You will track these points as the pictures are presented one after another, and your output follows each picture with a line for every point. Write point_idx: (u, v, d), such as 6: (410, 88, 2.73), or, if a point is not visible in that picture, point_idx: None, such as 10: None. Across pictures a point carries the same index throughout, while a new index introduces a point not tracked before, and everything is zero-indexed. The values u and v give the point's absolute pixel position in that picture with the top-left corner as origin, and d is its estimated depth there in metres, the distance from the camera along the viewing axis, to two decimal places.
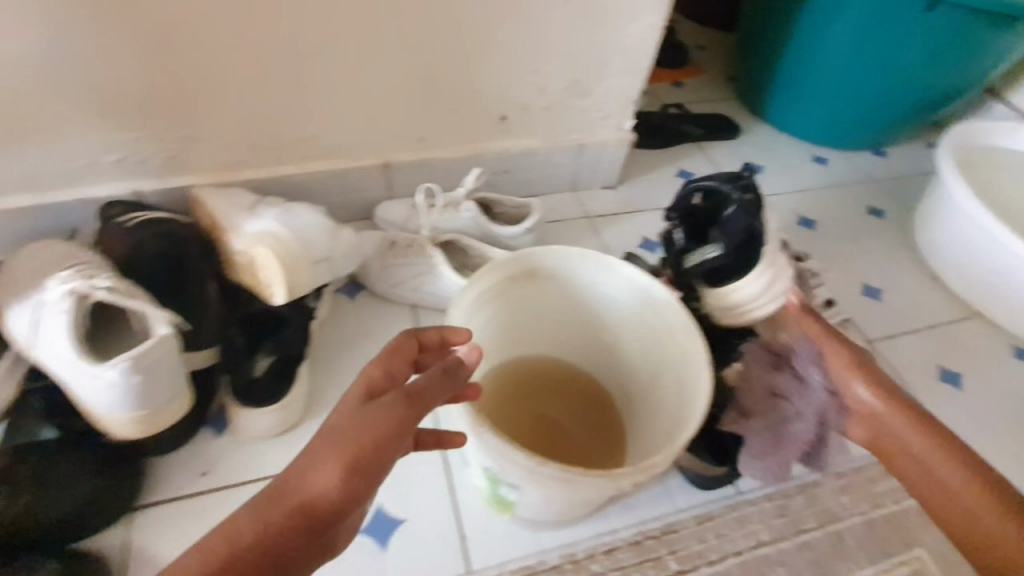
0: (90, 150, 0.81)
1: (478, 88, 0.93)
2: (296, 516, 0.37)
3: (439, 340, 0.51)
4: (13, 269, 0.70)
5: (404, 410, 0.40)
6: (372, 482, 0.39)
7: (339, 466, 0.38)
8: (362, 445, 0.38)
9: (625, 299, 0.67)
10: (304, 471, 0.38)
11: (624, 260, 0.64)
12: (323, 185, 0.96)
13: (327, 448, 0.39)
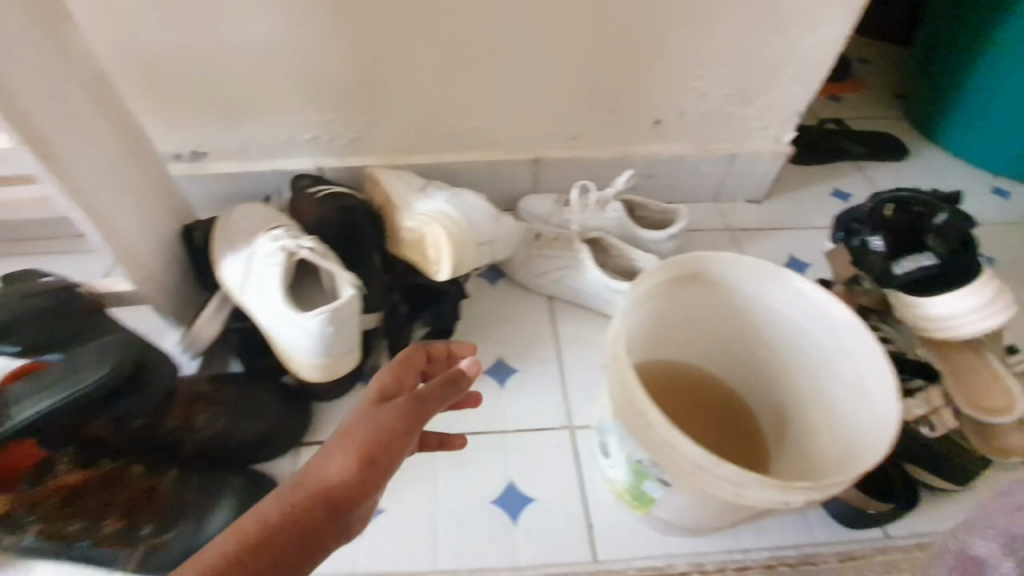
0: (291, 128, 0.93)
1: (639, 91, 0.94)
2: (316, 494, 0.39)
3: (444, 354, 0.58)
4: (226, 223, 0.81)
5: (415, 407, 0.44)
6: (382, 472, 0.42)
7: (357, 449, 0.41)
8: (380, 432, 0.42)
9: (795, 315, 0.65)
10: (328, 454, 0.41)
11: (804, 276, 0.63)
12: (477, 175, 1.02)
13: (344, 440, 0.42)
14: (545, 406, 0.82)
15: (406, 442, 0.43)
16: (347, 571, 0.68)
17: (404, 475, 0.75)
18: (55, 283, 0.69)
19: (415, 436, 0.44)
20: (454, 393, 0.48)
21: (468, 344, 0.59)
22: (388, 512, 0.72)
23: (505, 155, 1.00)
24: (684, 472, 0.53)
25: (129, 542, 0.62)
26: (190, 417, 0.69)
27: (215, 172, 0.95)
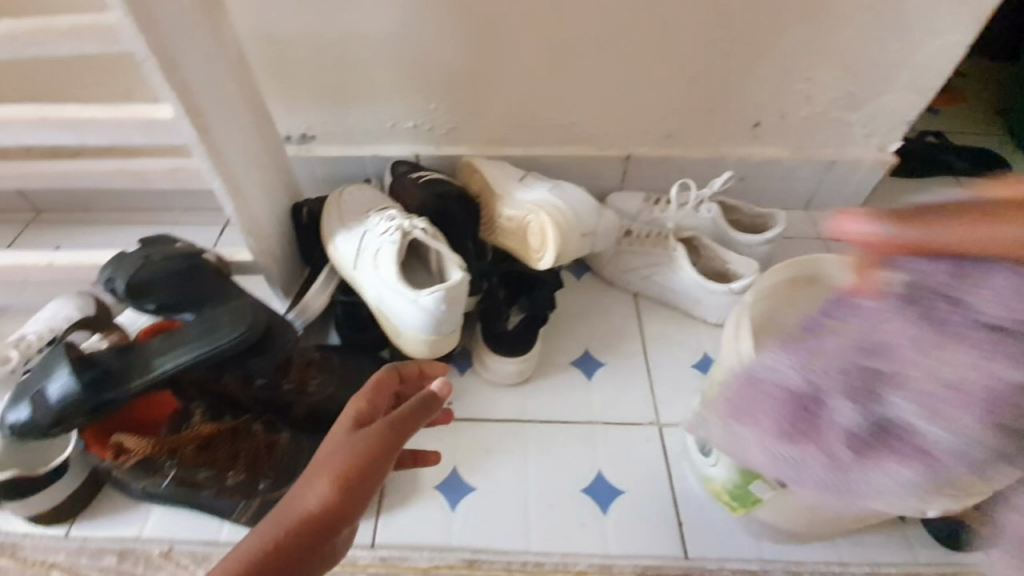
0: (395, 115, 0.96)
1: (742, 92, 0.93)
2: (291, 526, 0.41)
3: (417, 375, 0.59)
4: (336, 202, 0.84)
5: (387, 433, 0.46)
6: (357, 497, 0.43)
7: (325, 480, 0.43)
8: (350, 460, 0.44)
9: None
10: (300, 491, 0.43)
11: None
12: (567, 170, 1.03)
13: (318, 470, 0.44)
14: (634, 400, 0.82)
15: (383, 468, 0.45)
16: (443, 544, 0.70)
17: (496, 456, 0.77)
18: (187, 249, 0.74)
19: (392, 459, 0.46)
20: (430, 413, 0.49)
21: (439, 365, 0.62)
22: (481, 490, 0.74)
23: (598, 151, 1.01)
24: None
25: (250, 493, 0.66)
26: (304, 381, 0.73)
27: (320, 155, 1.00)
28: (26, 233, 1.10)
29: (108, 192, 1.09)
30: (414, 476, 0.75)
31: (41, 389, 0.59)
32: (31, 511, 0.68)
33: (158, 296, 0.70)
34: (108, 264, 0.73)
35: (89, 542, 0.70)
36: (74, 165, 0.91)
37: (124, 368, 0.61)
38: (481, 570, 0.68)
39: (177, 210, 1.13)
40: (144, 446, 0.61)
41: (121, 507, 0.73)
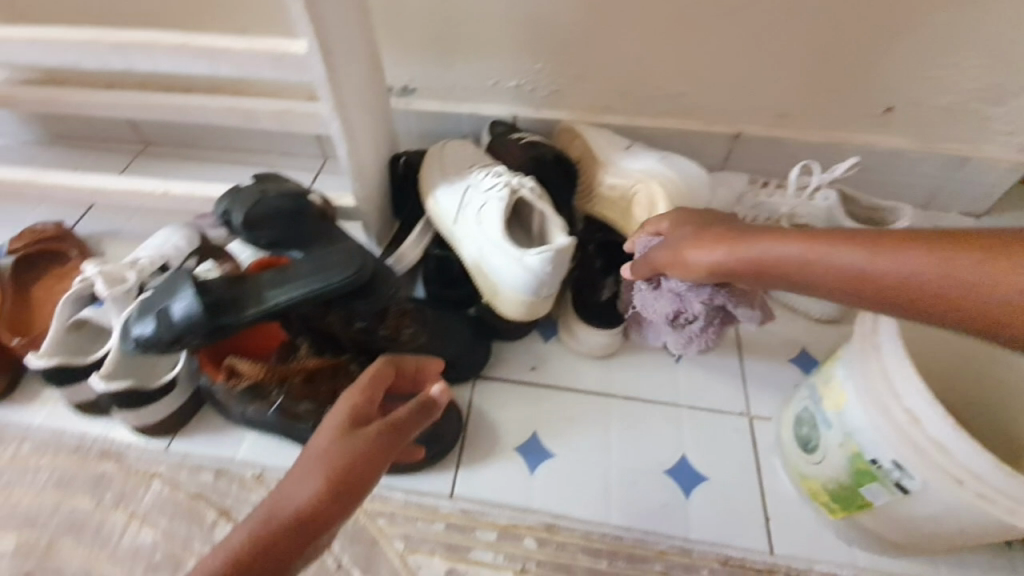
0: (498, 73, 0.94)
1: (875, 74, 0.86)
2: (280, 520, 0.40)
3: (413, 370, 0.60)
4: (437, 155, 0.85)
5: (386, 436, 0.46)
6: (352, 500, 0.43)
7: (321, 478, 0.42)
8: (347, 461, 0.43)
9: None
10: (292, 487, 0.42)
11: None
12: (668, 144, 0.99)
13: (311, 466, 0.43)
14: (723, 387, 0.79)
15: (379, 471, 0.45)
16: (522, 505, 0.70)
17: (577, 426, 0.76)
18: (296, 188, 0.76)
19: (387, 461, 0.46)
20: (426, 418, 0.50)
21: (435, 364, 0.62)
22: (561, 457, 0.74)
23: (704, 127, 0.96)
24: (951, 483, 0.52)
25: None
26: (398, 329, 0.73)
27: (419, 109, 0.99)
28: (133, 164, 1.15)
29: (209, 130, 1.13)
30: (496, 435, 0.75)
31: (166, 307, 0.62)
32: (140, 422, 0.72)
33: (270, 233, 0.73)
34: (224, 197, 0.75)
35: (188, 458, 0.74)
36: (187, 99, 0.94)
37: (240, 296, 0.63)
38: (560, 536, 0.68)
39: (272, 154, 1.15)
40: (258, 372, 0.64)
41: (218, 430, 0.76)
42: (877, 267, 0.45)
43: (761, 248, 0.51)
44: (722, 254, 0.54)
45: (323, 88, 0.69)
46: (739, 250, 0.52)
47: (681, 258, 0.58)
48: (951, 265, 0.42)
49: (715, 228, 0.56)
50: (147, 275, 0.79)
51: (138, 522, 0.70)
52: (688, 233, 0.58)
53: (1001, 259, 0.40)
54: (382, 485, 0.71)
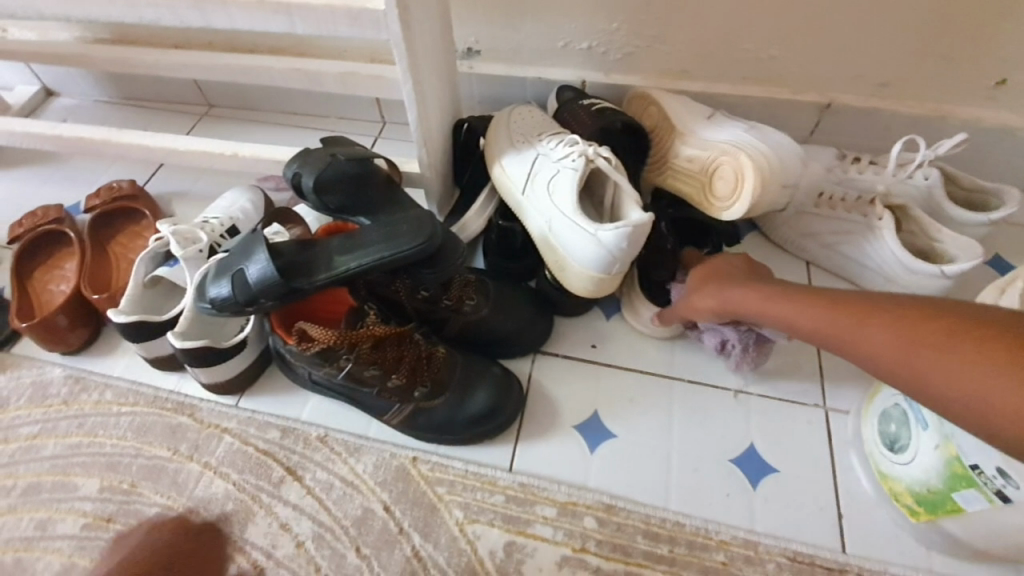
0: (570, 35, 0.89)
1: (998, 39, 0.77)
2: None
3: None
4: (504, 122, 0.82)
5: None
6: None
7: None
8: None
9: None
10: None
11: None
12: (747, 113, 0.92)
13: None
14: (797, 374, 0.75)
15: None
16: (580, 483, 0.69)
17: (638, 408, 0.74)
18: (364, 152, 0.74)
19: None
20: None
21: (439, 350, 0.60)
22: (621, 438, 0.72)
23: (790, 95, 0.89)
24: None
25: (406, 398, 0.68)
26: (461, 300, 0.73)
27: (483, 73, 0.96)
28: (198, 125, 1.17)
29: (272, 91, 1.13)
30: (555, 411, 0.74)
31: (242, 269, 0.62)
32: (213, 379, 0.74)
33: (337, 197, 0.72)
34: (294, 159, 0.74)
35: (256, 416, 0.76)
36: (253, 59, 0.93)
37: (312, 262, 0.64)
38: (618, 517, 0.67)
39: (332, 118, 1.15)
40: (329, 337, 0.62)
41: (284, 390, 0.78)
42: (822, 330, 0.52)
43: (744, 300, 0.60)
44: (715, 303, 0.64)
45: (398, 48, 0.67)
46: (730, 301, 0.62)
47: (688, 304, 0.68)
48: (878, 338, 0.47)
49: (716, 277, 0.66)
50: (217, 236, 0.81)
51: (210, 473, 0.73)
52: (696, 283, 0.68)
53: (919, 339, 0.44)
54: (442, 455, 0.71)
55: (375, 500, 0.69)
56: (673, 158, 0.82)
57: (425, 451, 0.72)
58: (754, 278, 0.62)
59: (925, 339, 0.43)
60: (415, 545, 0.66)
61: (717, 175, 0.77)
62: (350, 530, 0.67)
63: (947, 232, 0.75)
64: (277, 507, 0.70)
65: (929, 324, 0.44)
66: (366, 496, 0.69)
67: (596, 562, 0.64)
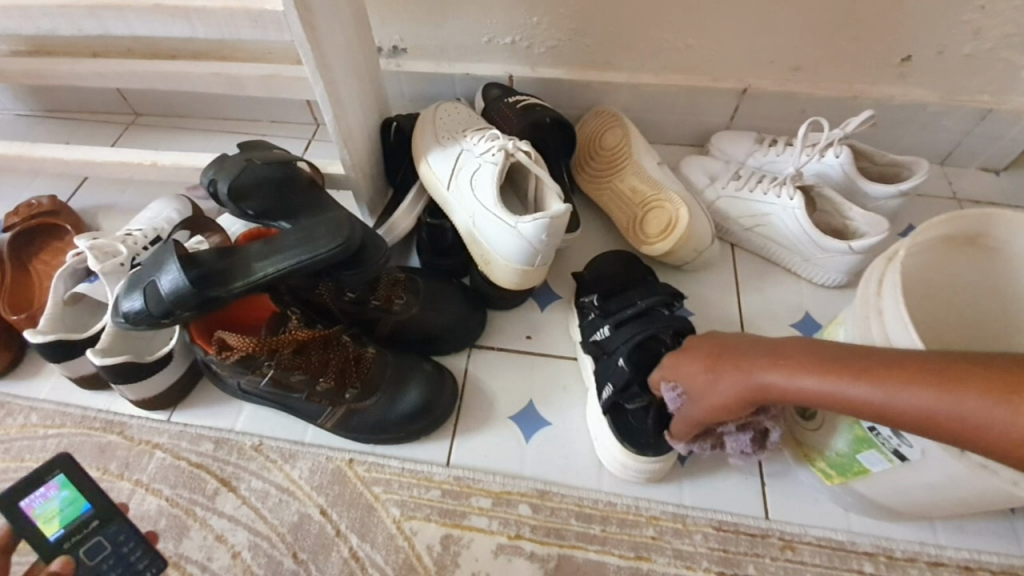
0: (493, 31, 0.90)
1: (895, 21, 0.80)
2: None
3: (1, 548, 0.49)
4: (430, 119, 0.82)
5: None
6: None
7: None
8: None
9: None
10: None
11: None
12: (671, 102, 0.95)
13: None
14: None
15: None
16: (516, 472, 0.70)
17: (572, 395, 0.76)
18: (284, 156, 0.74)
19: None
20: None
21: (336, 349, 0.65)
22: (554, 425, 0.74)
23: (709, 82, 0.92)
24: (950, 453, 0.49)
25: (337, 401, 0.68)
26: (390, 299, 0.74)
27: (410, 70, 0.95)
28: (125, 135, 1.14)
29: (200, 98, 1.11)
30: (490, 403, 0.75)
31: (154, 280, 0.61)
32: (140, 395, 0.72)
33: (257, 203, 0.72)
34: (210, 166, 0.74)
35: (189, 429, 0.75)
36: (170, 64, 0.90)
37: (228, 269, 0.63)
38: (552, 501, 0.68)
39: (265, 122, 1.13)
40: (247, 345, 0.62)
41: (218, 401, 0.77)
42: (873, 394, 0.45)
43: (782, 383, 0.50)
44: (740, 391, 0.52)
45: (303, 49, 0.67)
46: (757, 388, 0.52)
47: (702, 396, 0.56)
48: (962, 404, 0.41)
49: (723, 355, 0.56)
50: (140, 248, 0.78)
51: (142, 490, 0.72)
52: (699, 366, 0.57)
53: (1002, 397, 0.39)
54: (379, 454, 0.72)
55: (312, 504, 0.69)
56: (619, 185, 0.86)
57: (361, 452, 0.72)
58: (759, 347, 0.53)
59: (977, 380, 0.41)
60: (353, 545, 0.66)
61: (652, 214, 0.82)
62: (287, 536, 0.68)
63: (856, 209, 0.79)
64: (211, 519, 0.69)
65: (1001, 379, 0.40)
66: (303, 501, 0.70)
67: (530, 548, 0.66)
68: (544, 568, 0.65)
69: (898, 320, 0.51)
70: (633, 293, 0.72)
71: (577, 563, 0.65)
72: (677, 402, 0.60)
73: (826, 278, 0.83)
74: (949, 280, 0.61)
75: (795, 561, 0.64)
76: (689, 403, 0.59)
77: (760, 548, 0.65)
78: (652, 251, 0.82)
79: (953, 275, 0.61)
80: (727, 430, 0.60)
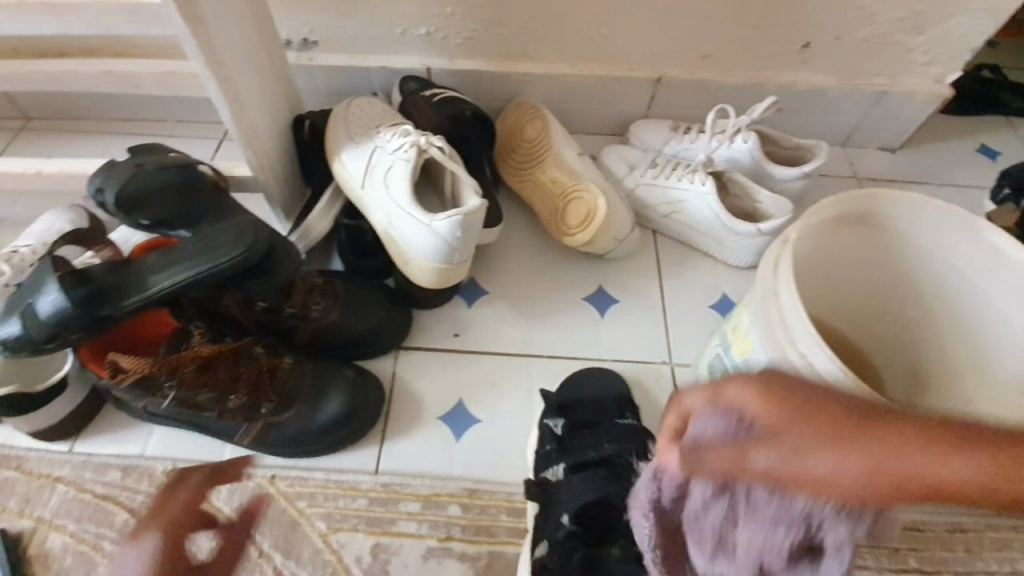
0: (405, 23, 0.87)
1: (794, 9, 0.83)
2: None
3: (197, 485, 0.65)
4: (341, 117, 0.79)
5: None
6: None
7: None
8: None
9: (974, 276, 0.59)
10: None
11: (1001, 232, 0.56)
12: (589, 91, 0.95)
13: None
14: (644, 342, 0.81)
15: None
16: (445, 473, 0.70)
17: (500, 391, 0.76)
18: (180, 159, 0.69)
19: None
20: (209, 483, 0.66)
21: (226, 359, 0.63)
22: (484, 422, 0.73)
23: (625, 72, 0.93)
24: None
25: (252, 416, 0.65)
26: (306, 306, 0.71)
27: (324, 64, 0.92)
28: (13, 141, 1.04)
29: (95, 98, 1.02)
30: (417, 404, 0.74)
31: (32, 302, 0.56)
32: (34, 426, 0.66)
33: (152, 211, 0.67)
34: (98, 172, 0.68)
35: (93, 458, 0.70)
36: (52, 63, 0.83)
37: (120, 285, 0.58)
38: (481, 500, 0.68)
39: (171, 121, 1.06)
40: (142, 366, 0.59)
41: (125, 425, 0.72)
42: None
43: (965, 466, 0.32)
44: (883, 477, 0.33)
45: (188, 43, 0.62)
46: (903, 475, 0.33)
47: (827, 475, 0.34)
48: None
49: (856, 417, 0.35)
50: (27, 266, 0.73)
51: (43, 527, 0.66)
52: (798, 420, 0.36)
53: None
54: (302, 468, 0.69)
55: None
56: (540, 177, 0.86)
57: (283, 467, 0.69)
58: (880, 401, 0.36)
59: None
60: (277, 564, 0.64)
61: (571, 204, 0.83)
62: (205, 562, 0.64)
63: (764, 193, 0.82)
64: None
65: None
66: (221, 523, 0.66)
67: (460, 549, 0.66)
68: (475, 567, 0.65)
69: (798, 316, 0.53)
70: (604, 435, 0.65)
71: (508, 558, 0.65)
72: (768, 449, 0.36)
73: (739, 259, 0.86)
74: (837, 257, 0.64)
75: None
76: (781, 472, 0.35)
77: None
78: (571, 240, 0.82)
79: (840, 253, 0.64)
80: (756, 503, 0.39)
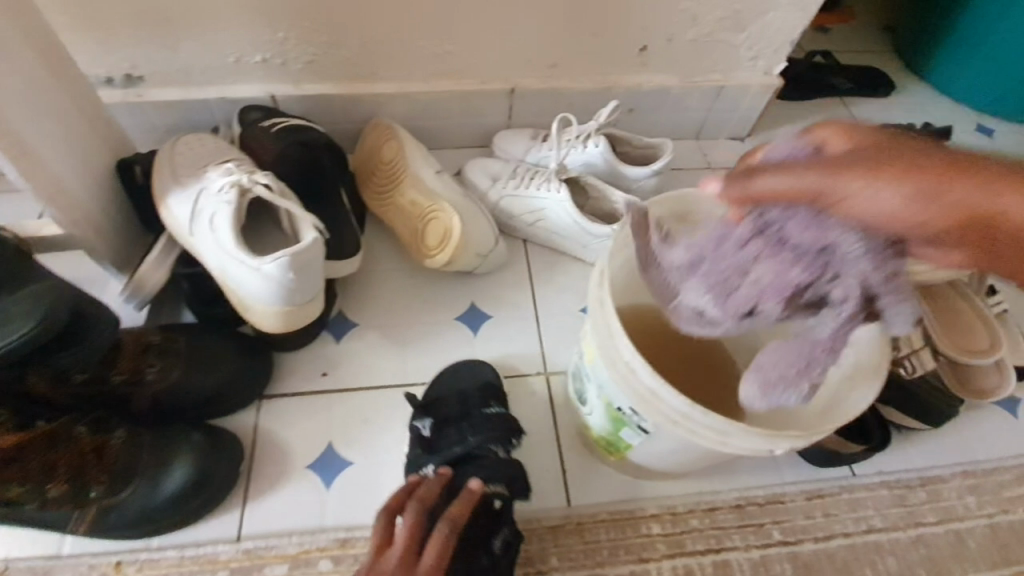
0: (235, 51, 0.82)
1: (626, 15, 0.86)
2: None
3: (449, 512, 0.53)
4: (167, 157, 0.73)
5: None
6: None
7: None
8: None
9: None
10: None
11: None
12: (446, 106, 0.94)
13: None
14: (520, 356, 0.80)
15: None
16: (315, 526, 0.66)
17: (374, 427, 0.73)
18: None
19: None
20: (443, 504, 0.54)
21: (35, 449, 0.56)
22: (356, 464, 0.70)
23: (478, 85, 0.92)
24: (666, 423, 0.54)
25: (82, 503, 0.59)
26: (139, 370, 0.64)
27: (153, 100, 0.85)
28: None
29: None
30: (283, 456, 0.70)
31: None
32: None
33: None
34: None
35: None
36: None
37: None
38: (355, 548, 0.66)
39: None
40: None
41: None
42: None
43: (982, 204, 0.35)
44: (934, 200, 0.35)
45: None
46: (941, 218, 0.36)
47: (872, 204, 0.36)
48: None
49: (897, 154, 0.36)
50: None
51: None
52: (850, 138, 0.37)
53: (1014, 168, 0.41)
54: (153, 549, 0.64)
55: None
56: (398, 199, 0.84)
57: (130, 551, 0.63)
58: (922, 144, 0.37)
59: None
60: None
61: (429, 224, 0.81)
62: None
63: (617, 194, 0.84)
64: None
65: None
66: None
67: None
68: None
69: (616, 323, 0.54)
70: (468, 424, 0.66)
71: None
72: (842, 152, 0.37)
73: None
74: None
75: (591, 543, 0.68)
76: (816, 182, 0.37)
77: (562, 539, 0.68)
78: (433, 261, 0.81)
79: None
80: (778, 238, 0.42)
